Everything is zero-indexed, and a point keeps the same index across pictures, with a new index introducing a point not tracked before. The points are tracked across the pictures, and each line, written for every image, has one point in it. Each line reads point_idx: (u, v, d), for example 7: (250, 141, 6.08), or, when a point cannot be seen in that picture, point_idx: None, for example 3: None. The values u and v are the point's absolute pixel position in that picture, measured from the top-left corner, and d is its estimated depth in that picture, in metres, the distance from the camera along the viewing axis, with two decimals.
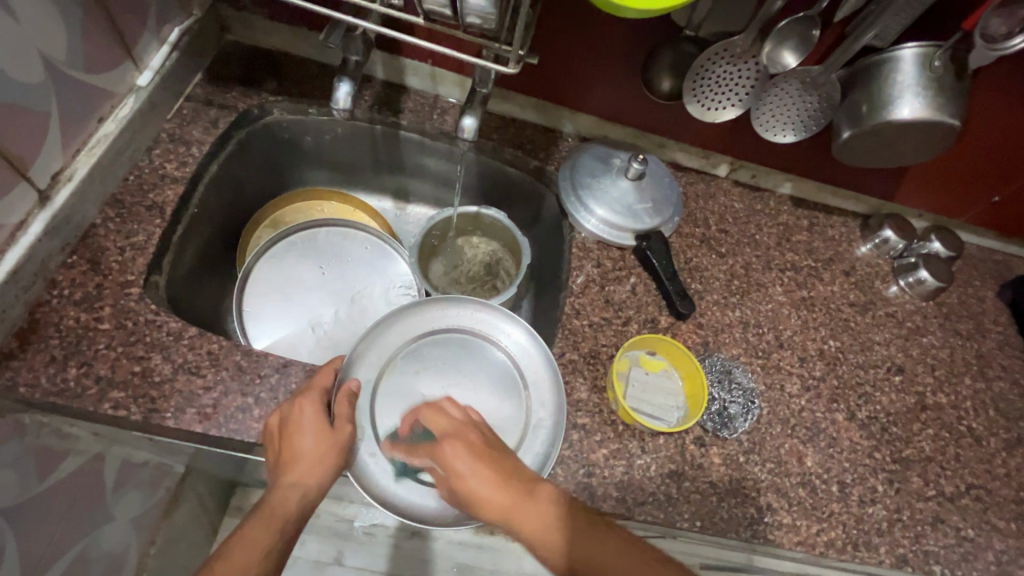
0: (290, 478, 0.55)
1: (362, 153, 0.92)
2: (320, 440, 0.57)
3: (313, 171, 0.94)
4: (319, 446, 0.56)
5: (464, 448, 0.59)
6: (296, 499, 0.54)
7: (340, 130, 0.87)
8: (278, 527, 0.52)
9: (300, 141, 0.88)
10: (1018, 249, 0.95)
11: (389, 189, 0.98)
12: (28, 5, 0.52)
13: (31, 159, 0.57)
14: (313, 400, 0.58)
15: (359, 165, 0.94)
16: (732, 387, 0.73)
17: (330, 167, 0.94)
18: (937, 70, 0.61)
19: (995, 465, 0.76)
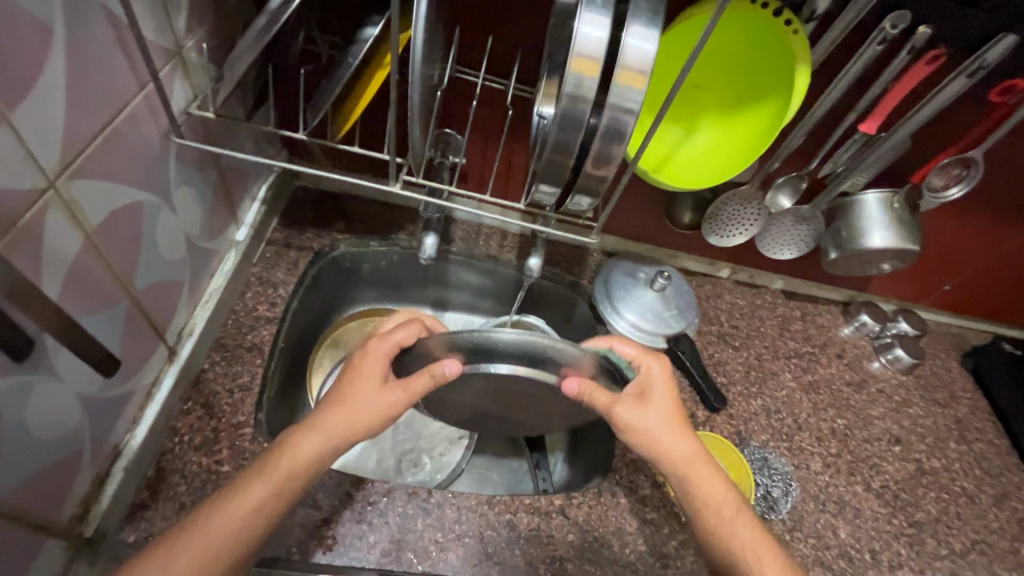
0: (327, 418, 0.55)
1: (411, 273, 0.95)
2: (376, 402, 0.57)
3: (362, 290, 0.96)
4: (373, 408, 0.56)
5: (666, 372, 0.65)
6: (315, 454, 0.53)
7: (396, 258, 0.93)
8: (291, 478, 0.52)
9: (359, 268, 0.92)
10: (971, 323, 1.11)
11: (429, 299, 1.01)
12: (183, 198, 0.61)
13: (168, 323, 0.65)
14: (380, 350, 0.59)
15: (406, 281, 0.97)
16: (772, 473, 0.83)
17: (380, 286, 0.97)
18: (896, 209, 0.79)
19: (990, 519, 0.89)
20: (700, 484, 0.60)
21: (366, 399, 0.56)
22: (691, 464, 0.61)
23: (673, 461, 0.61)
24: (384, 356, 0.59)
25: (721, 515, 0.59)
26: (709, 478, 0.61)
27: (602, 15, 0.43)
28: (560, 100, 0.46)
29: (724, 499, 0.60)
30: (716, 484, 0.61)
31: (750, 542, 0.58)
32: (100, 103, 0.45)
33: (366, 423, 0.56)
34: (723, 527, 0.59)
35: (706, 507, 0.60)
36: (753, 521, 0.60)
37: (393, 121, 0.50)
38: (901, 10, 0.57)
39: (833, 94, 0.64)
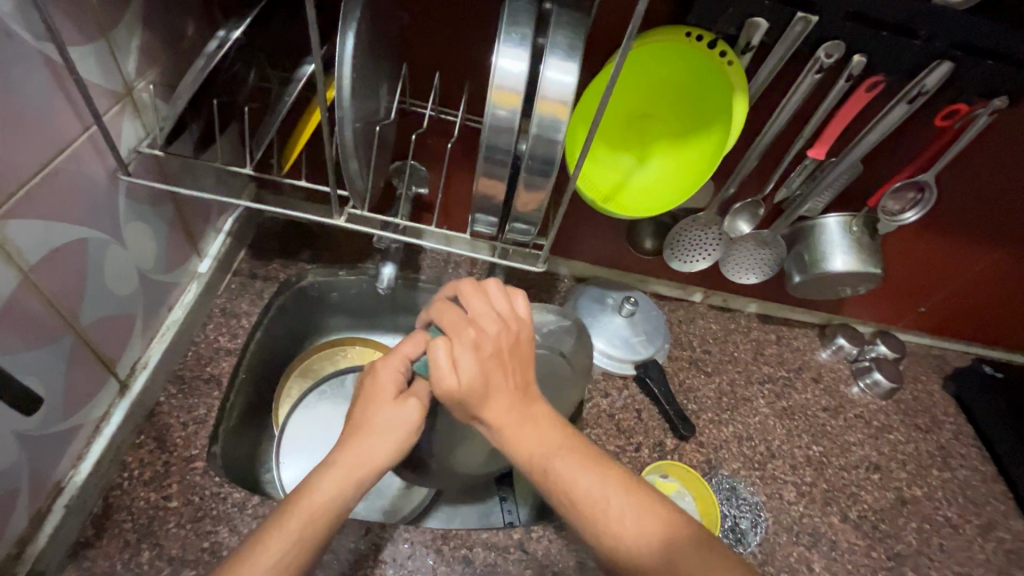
0: (346, 445, 0.54)
1: (381, 302, 0.93)
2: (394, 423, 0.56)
3: (333, 318, 0.94)
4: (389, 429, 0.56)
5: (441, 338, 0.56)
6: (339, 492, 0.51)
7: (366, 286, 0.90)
8: (313, 522, 0.49)
9: (327, 297, 0.90)
10: (952, 344, 1.09)
11: (403, 327, 0.97)
12: (134, 234, 0.62)
13: (119, 357, 0.65)
14: (394, 365, 0.60)
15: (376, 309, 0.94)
16: (739, 503, 0.82)
17: (351, 314, 0.94)
18: (857, 233, 0.79)
19: (975, 551, 0.85)
20: (519, 437, 0.53)
21: (381, 417, 0.56)
22: (513, 415, 0.53)
23: (490, 412, 0.53)
24: (393, 371, 0.60)
25: (548, 464, 0.51)
26: (526, 429, 0.53)
27: (520, 50, 0.46)
28: (484, 129, 0.48)
29: (552, 447, 0.52)
30: (540, 434, 0.53)
31: (581, 488, 0.50)
32: (38, 144, 0.47)
33: (387, 442, 0.55)
34: (548, 478, 0.51)
35: (529, 461, 0.52)
36: (589, 463, 0.52)
37: (327, 155, 0.51)
38: (835, 40, 0.58)
39: (776, 123, 0.65)
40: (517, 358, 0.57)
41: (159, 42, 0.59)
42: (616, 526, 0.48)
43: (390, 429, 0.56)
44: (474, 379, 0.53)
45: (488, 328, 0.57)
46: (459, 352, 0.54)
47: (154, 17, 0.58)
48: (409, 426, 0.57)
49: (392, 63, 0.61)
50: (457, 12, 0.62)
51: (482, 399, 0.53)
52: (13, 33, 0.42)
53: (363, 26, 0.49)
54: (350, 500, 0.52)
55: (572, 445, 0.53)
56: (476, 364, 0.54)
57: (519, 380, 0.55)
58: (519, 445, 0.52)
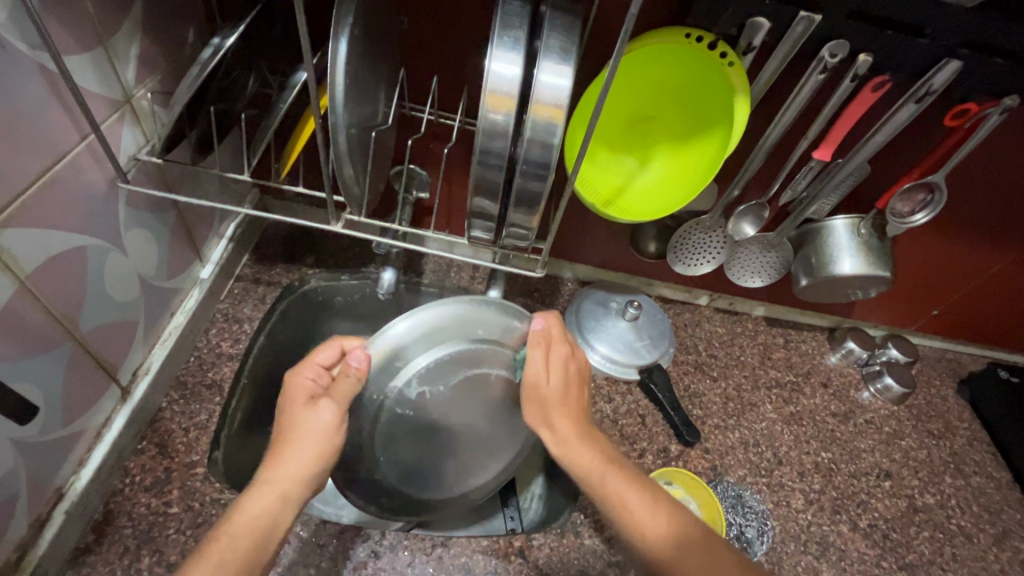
0: (268, 464, 0.50)
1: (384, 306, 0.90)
2: (314, 426, 0.52)
3: (336, 322, 0.91)
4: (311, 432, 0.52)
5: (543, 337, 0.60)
6: (269, 506, 0.48)
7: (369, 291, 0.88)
8: (243, 540, 0.45)
9: (331, 302, 0.88)
10: (966, 347, 1.07)
11: None
12: (136, 242, 0.63)
13: (121, 363, 0.65)
14: (309, 371, 0.57)
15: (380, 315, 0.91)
16: (745, 511, 0.80)
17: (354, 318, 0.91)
18: (864, 235, 0.77)
19: (990, 561, 0.83)
20: (581, 451, 0.55)
21: (301, 428, 0.52)
22: (577, 429, 0.56)
23: (557, 422, 0.56)
24: (307, 377, 0.56)
25: (608, 482, 0.52)
26: (587, 446, 0.55)
27: (513, 54, 0.45)
28: (477, 134, 0.48)
29: (611, 465, 0.54)
30: (601, 454, 0.55)
31: (636, 508, 0.50)
32: (35, 153, 0.47)
33: (312, 449, 0.51)
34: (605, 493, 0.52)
35: (588, 476, 0.53)
36: (642, 487, 0.52)
37: (322, 161, 0.51)
38: (840, 39, 0.56)
39: (780, 124, 0.64)
40: (581, 388, 0.61)
41: (159, 50, 0.59)
42: (665, 542, 0.49)
43: (311, 438, 0.51)
44: (557, 389, 0.58)
45: (575, 348, 0.62)
46: (552, 358, 0.59)
47: (154, 24, 0.58)
48: (328, 431, 0.52)
49: (390, 67, 0.61)
50: (455, 15, 0.61)
51: (552, 410, 0.57)
52: (7, 44, 0.42)
53: (357, 31, 0.49)
54: (280, 519, 0.48)
55: (629, 470, 0.54)
56: (563, 375, 0.59)
57: (581, 406, 0.59)
58: (580, 459, 0.54)
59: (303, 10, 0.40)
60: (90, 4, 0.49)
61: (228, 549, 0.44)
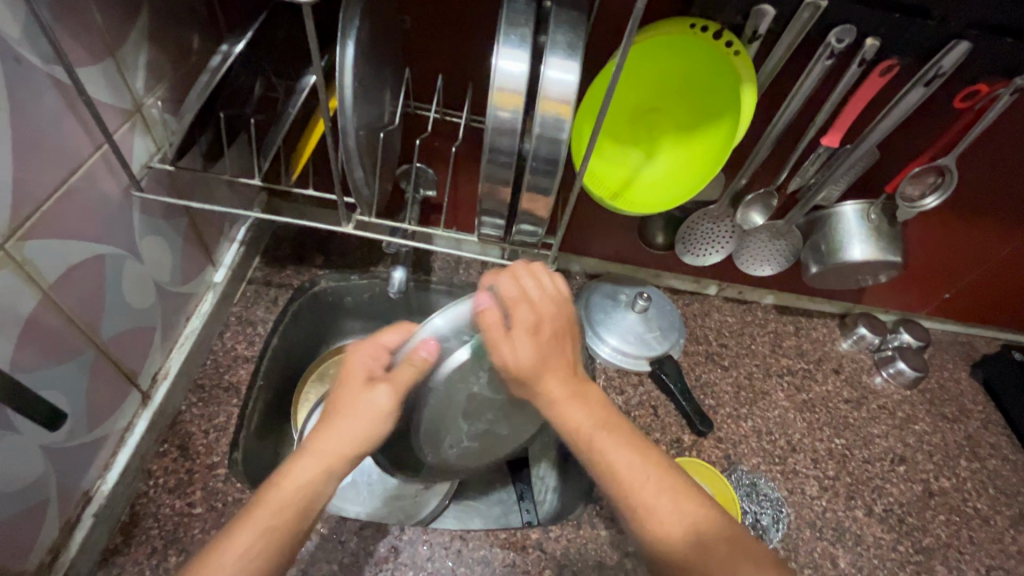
0: (321, 435, 0.51)
1: (394, 304, 0.91)
2: (366, 411, 0.53)
3: (349, 322, 0.92)
4: (365, 417, 0.53)
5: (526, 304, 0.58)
6: (314, 479, 0.48)
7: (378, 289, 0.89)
8: (283, 511, 0.45)
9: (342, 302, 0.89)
10: (977, 329, 1.06)
11: None
12: (150, 249, 0.64)
13: (140, 368, 0.66)
14: (367, 352, 0.58)
15: (391, 313, 0.92)
16: (761, 499, 0.80)
17: (366, 318, 0.92)
18: (874, 220, 0.77)
19: (1007, 543, 0.83)
20: (570, 412, 0.53)
21: (355, 408, 0.53)
22: (570, 390, 0.55)
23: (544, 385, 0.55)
24: (368, 356, 0.58)
25: (596, 438, 0.51)
26: (576, 404, 0.54)
27: (520, 51, 0.45)
28: (486, 132, 0.48)
29: (598, 423, 0.53)
30: (591, 409, 0.54)
31: (622, 465, 0.49)
32: (52, 165, 0.48)
33: (360, 432, 0.52)
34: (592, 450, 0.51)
35: (578, 433, 0.52)
36: (631, 446, 0.51)
37: (333, 165, 0.51)
38: (846, 24, 0.56)
39: (787, 112, 0.64)
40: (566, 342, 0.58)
41: (165, 57, 0.60)
42: (643, 503, 0.47)
43: (362, 419, 0.52)
44: (531, 363, 0.55)
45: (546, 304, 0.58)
46: (517, 338, 0.56)
47: (160, 32, 0.59)
48: (381, 412, 0.53)
49: (394, 66, 0.61)
50: (458, 11, 0.61)
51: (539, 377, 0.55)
52: (20, 58, 0.43)
53: (362, 32, 0.49)
54: (323, 489, 0.49)
55: (618, 423, 0.53)
56: (536, 351, 0.56)
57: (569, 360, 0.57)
58: (569, 417, 0.53)
59: (311, 14, 0.40)
60: (98, 14, 0.50)
61: (275, 514, 0.45)
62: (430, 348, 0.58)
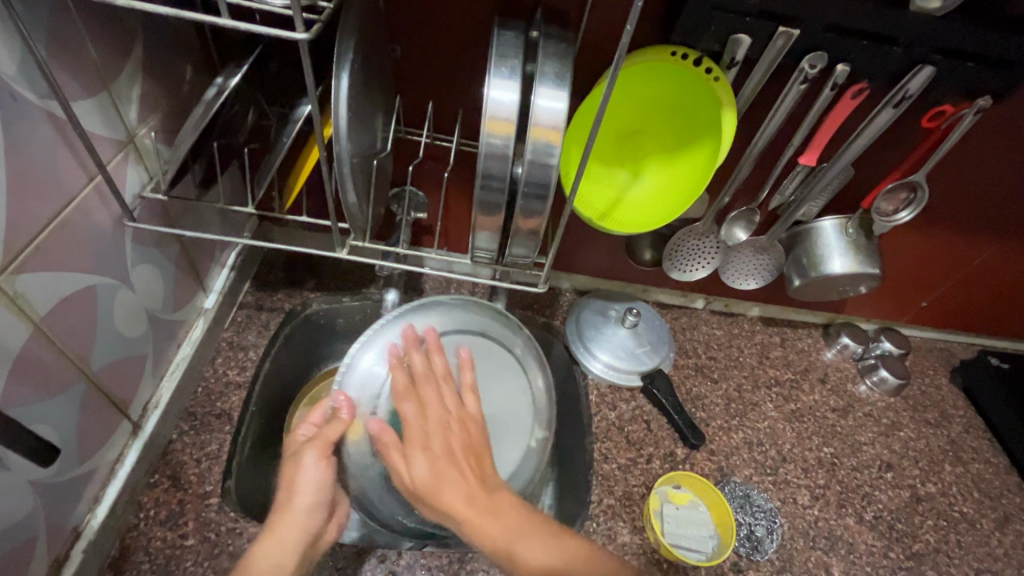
0: (273, 522, 0.54)
1: None
2: (310, 481, 0.57)
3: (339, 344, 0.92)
4: (307, 487, 0.56)
5: (437, 418, 0.59)
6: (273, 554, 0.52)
7: (369, 311, 0.89)
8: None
9: (333, 324, 0.89)
10: (955, 336, 1.09)
11: None
12: (142, 276, 0.63)
13: (131, 398, 0.65)
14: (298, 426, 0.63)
15: None
16: (754, 510, 0.81)
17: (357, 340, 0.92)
18: (852, 234, 0.80)
19: (994, 545, 0.85)
20: (483, 527, 0.50)
21: (291, 480, 0.57)
22: (471, 504, 0.51)
23: (444, 501, 0.52)
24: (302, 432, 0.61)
25: (512, 547, 0.49)
26: (486, 516, 0.51)
27: (511, 82, 0.47)
28: (478, 158, 0.49)
29: (512, 532, 0.50)
30: (500, 516, 0.51)
31: (539, 564, 0.48)
32: (46, 198, 0.48)
33: (310, 497, 0.56)
34: (512, 559, 0.48)
35: (493, 550, 0.49)
36: (539, 536, 0.50)
37: (328, 193, 0.52)
38: (819, 50, 0.59)
39: (767, 132, 0.66)
40: (472, 450, 0.57)
41: (159, 89, 0.61)
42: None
43: (305, 485, 0.56)
44: (427, 482, 0.53)
45: (446, 421, 0.59)
46: (414, 457, 0.56)
47: (153, 65, 0.59)
48: (320, 473, 0.57)
49: (386, 95, 0.62)
50: (448, 42, 0.63)
51: (438, 495, 0.52)
52: (17, 94, 0.43)
53: (357, 64, 0.50)
54: (288, 559, 0.52)
55: (527, 520, 0.51)
56: (431, 466, 0.54)
57: (474, 469, 0.55)
58: (480, 532, 0.50)
59: (308, 51, 0.41)
60: (93, 50, 0.51)
61: None
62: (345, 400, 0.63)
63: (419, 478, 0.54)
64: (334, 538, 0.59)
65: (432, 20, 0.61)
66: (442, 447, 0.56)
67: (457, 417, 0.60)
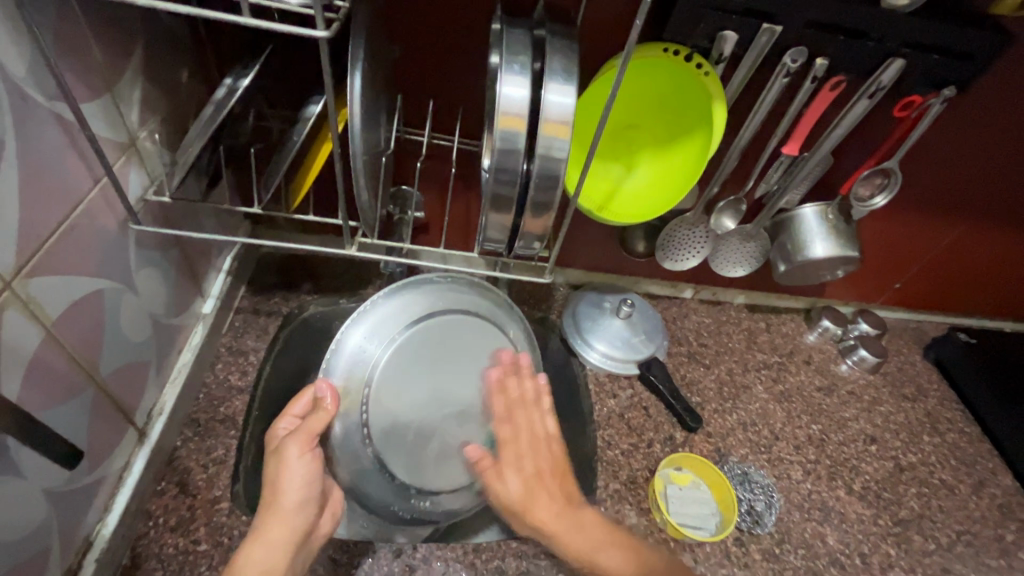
0: (260, 524, 0.53)
1: None
2: (296, 485, 0.55)
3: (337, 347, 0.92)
4: (293, 492, 0.54)
5: (530, 424, 0.63)
6: (263, 559, 0.51)
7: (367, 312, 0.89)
8: None
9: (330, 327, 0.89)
10: (926, 316, 1.16)
11: None
12: (145, 281, 0.63)
13: (137, 404, 0.64)
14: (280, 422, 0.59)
15: None
16: (752, 486, 0.85)
17: None
18: (832, 219, 0.84)
19: (972, 508, 0.90)
20: (568, 539, 0.55)
21: (278, 477, 0.55)
22: (563, 518, 0.56)
23: (538, 516, 0.56)
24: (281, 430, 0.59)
25: (596, 560, 0.55)
26: (576, 531, 0.56)
27: (521, 78, 0.49)
28: (491, 152, 0.51)
29: (601, 544, 0.55)
30: (592, 530, 0.56)
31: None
32: (55, 200, 0.47)
33: (296, 496, 0.55)
34: (597, 572, 0.54)
35: (579, 559, 0.55)
36: (626, 554, 0.55)
37: (340, 191, 0.53)
38: (800, 46, 0.63)
39: (753, 124, 0.70)
40: (557, 465, 0.61)
41: (159, 92, 0.60)
42: None
43: (291, 485, 0.55)
44: (519, 499, 0.58)
45: (533, 432, 0.62)
46: (507, 476, 0.59)
47: (152, 68, 0.59)
48: (301, 473, 0.55)
49: (388, 95, 0.64)
50: (448, 41, 0.65)
51: (529, 509, 0.57)
52: (27, 96, 0.43)
53: (366, 64, 0.52)
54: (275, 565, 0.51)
55: (617, 540, 0.56)
56: (523, 485, 0.58)
57: (561, 483, 0.59)
58: (568, 543, 0.55)
59: (327, 48, 0.42)
60: (98, 52, 0.50)
61: None
62: (328, 388, 0.60)
63: (516, 497, 0.58)
64: (328, 531, 0.60)
65: (432, 20, 0.63)
66: (532, 460, 0.60)
67: (543, 424, 0.64)
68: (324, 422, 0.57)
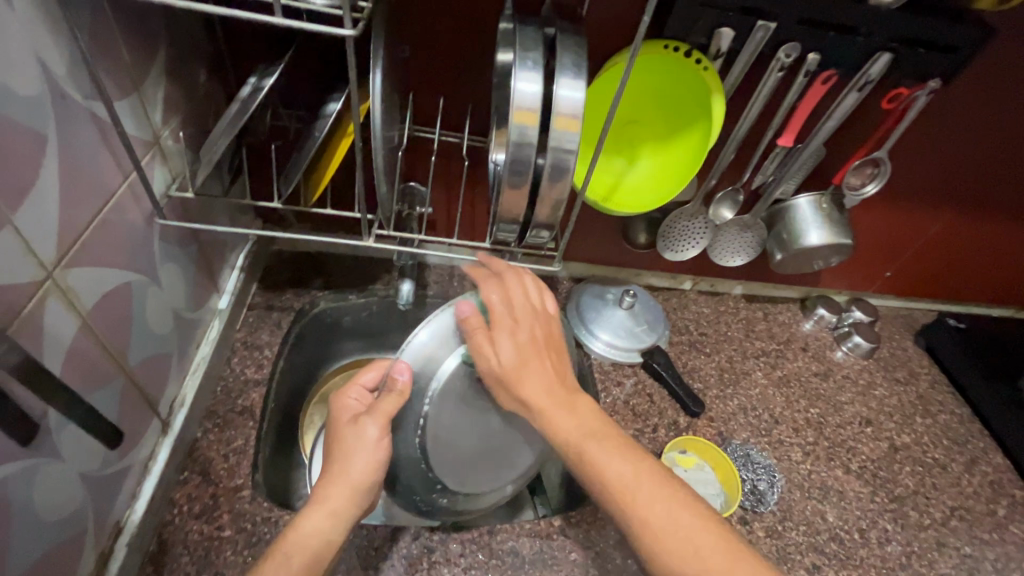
0: (321, 491, 0.55)
1: (392, 321, 0.93)
2: (365, 459, 0.57)
3: (348, 341, 0.94)
4: (362, 466, 0.57)
5: (528, 305, 0.63)
6: (325, 528, 0.53)
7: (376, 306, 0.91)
8: (301, 557, 0.51)
9: (341, 322, 0.91)
10: (916, 303, 1.19)
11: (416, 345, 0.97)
12: (168, 274, 0.65)
13: (160, 395, 0.66)
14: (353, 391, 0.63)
15: (389, 331, 0.95)
16: (755, 467, 0.88)
17: (365, 337, 0.95)
18: (826, 208, 0.87)
19: (964, 485, 0.94)
20: (557, 422, 0.56)
21: (350, 448, 0.58)
22: (554, 399, 0.57)
23: (528, 393, 0.57)
24: (352, 399, 0.62)
25: (585, 448, 0.53)
26: (569, 415, 0.56)
27: (534, 74, 0.52)
28: (506, 145, 0.53)
29: (589, 434, 0.54)
30: (583, 414, 0.56)
31: (613, 475, 0.51)
32: (90, 195, 0.49)
33: (361, 470, 0.57)
34: (584, 464, 0.53)
35: (568, 445, 0.54)
36: (616, 445, 0.53)
37: (361, 184, 0.55)
38: (793, 41, 0.66)
39: (749, 117, 0.73)
40: (551, 347, 0.62)
41: (179, 92, 0.62)
42: (642, 503, 0.49)
43: (360, 460, 0.57)
44: (512, 368, 0.58)
45: (527, 315, 0.62)
46: (499, 340, 0.59)
47: (174, 69, 0.61)
48: (371, 447, 0.58)
49: (400, 93, 0.66)
50: (458, 41, 0.67)
51: (521, 382, 0.58)
52: (66, 95, 0.45)
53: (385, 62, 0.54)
54: (332, 536, 0.54)
55: (606, 431, 0.55)
56: (515, 352, 0.59)
57: (551, 363, 0.60)
58: (557, 428, 0.55)
59: (353, 46, 0.44)
60: (126, 53, 0.53)
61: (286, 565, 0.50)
62: (405, 370, 0.61)
63: (509, 366, 0.58)
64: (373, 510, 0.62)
65: (442, 21, 0.65)
66: (524, 334, 0.60)
67: (536, 309, 0.64)
68: (396, 404, 0.60)
